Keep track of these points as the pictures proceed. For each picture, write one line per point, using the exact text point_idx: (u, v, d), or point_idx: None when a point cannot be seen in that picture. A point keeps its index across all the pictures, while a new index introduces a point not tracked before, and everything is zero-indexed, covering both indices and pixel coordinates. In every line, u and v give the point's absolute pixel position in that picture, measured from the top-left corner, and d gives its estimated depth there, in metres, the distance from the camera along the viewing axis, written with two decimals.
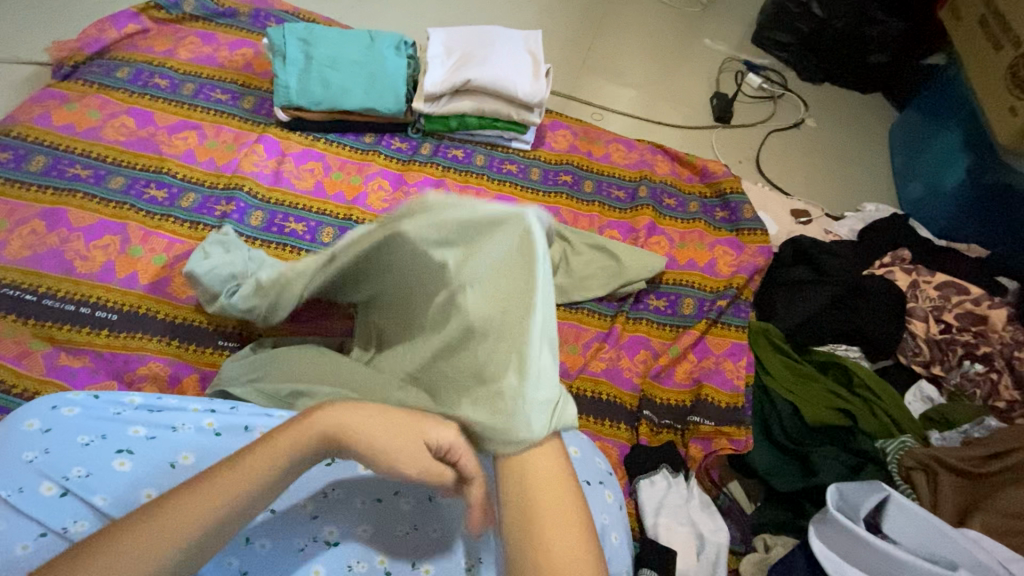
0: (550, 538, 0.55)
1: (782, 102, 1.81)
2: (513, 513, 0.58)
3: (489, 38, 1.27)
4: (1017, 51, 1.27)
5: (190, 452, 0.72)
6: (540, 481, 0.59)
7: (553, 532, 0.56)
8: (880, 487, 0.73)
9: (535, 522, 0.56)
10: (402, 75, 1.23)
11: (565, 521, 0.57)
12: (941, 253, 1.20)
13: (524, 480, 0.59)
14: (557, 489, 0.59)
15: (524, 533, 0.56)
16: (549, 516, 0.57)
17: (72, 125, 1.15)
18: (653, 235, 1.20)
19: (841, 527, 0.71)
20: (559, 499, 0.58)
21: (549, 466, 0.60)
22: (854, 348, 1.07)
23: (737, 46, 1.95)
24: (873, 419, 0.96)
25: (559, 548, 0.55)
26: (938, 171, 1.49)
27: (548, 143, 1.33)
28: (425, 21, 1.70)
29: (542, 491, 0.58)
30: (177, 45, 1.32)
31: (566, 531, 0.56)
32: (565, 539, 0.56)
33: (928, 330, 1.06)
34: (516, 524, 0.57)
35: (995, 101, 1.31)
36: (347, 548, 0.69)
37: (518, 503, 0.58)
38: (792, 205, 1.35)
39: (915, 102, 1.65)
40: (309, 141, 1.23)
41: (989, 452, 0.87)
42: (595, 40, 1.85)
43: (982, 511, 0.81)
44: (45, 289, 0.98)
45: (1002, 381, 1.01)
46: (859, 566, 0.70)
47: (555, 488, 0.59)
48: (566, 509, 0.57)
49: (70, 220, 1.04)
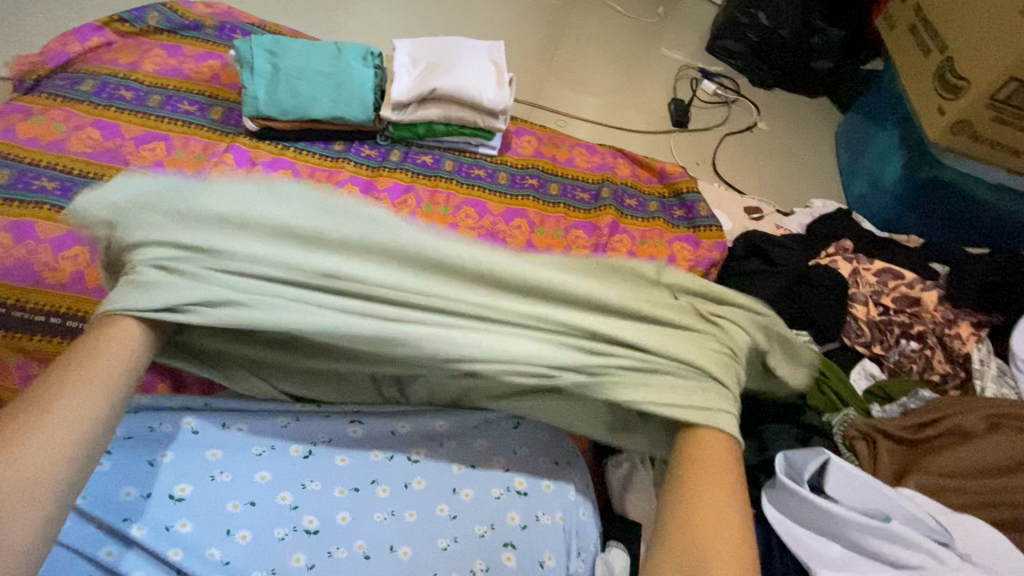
0: (699, 494, 0.63)
1: (735, 106, 1.91)
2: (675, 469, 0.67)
3: (453, 49, 1.33)
4: (944, 56, 1.37)
5: (167, 449, 0.74)
6: (699, 439, 0.68)
7: (704, 495, 0.62)
8: (822, 451, 0.80)
9: (691, 479, 0.64)
10: (369, 85, 1.27)
11: (721, 498, 0.62)
12: (882, 242, 1.29)
13: (693, 442, 0.68)
14: (720, 460, 0.65)
15: (682, 503, 0.63)
16: (702, 473, 0.64)
17: (37, 138, 1.15)
18: (616, 233, 1.25)
19: (796, 494, 0.77)
20: (720, 471, 0.64)
21: (713, 443, 0.67)
22: (805, 331, 1.13)
23: (693, 54, 2.05)
24: (820, 397, 1.03)
25: (705, 516, 0.61)
26: (879, 169, 1.59)
27: (514, 148, 1.38)
28: (391, 33, 1.75)
29: (699, 451, 0.67)
30: (142, 57, 1.33)
31: (721, 496, 0.63)
32: (714, 506, 0.62)
33: (868, 313, 1.14)
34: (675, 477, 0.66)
35: (925, 102, 1.41)
36: (327, 535, 0.72)
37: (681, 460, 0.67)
38: (746, 203, 1.44)
39: (857, 106, 1.77)
40: (279, 149, 1.25)
41: (925, 420, 0.95)
42: (558, 50, 1.93)
43: (916, 473, 0.89)
44: (14, 301, 0.98)
45: (936, 356, 1.10)
46: (805, 525, 0.77)
47: (720, 454, 0.66)
48: (722, 473, 0.64)
49: (37, 231, 1.04)
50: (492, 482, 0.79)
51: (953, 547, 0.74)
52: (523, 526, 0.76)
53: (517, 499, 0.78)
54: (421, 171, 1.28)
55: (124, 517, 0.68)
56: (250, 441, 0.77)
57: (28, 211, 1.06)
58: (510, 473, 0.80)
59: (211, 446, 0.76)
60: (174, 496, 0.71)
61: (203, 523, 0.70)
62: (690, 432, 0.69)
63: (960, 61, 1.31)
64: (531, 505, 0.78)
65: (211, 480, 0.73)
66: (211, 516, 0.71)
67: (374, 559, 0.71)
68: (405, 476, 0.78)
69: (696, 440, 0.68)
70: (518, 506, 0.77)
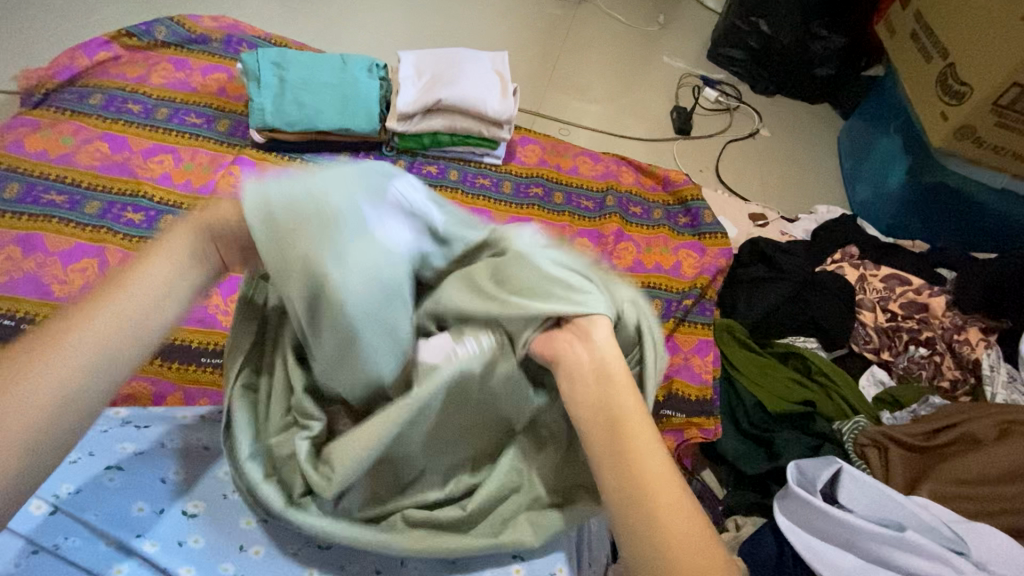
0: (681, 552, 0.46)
1: (737, 113, 1.92)
2: (609, 483, 0.51)
3: (457, 59, 1.33)
4: (946, 61, 1.37)
5: (180, 467, 0.74)
6: (601, 406, 0.54)
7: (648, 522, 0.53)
8: (833, 460, 0.81)
9: (642, 505, 0.49)
10: (375, 97, 1.28)
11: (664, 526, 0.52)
12: (889, 248, 1.28)
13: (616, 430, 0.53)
14: (664, 475, 0.50)
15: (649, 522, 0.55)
16: (660, 504, 0.49)
17: (45, 152, 1.16)
18: (621, 241, 1.26)
19: (810, 504, 0.77)
20: (679, 504, 0.49)
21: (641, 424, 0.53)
22: (812, 339, 1.15)
23: (694, 62, 2.06)
24: (830, 404, 1.04)
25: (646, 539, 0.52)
26: (883, 174, 1.59)
27: (519, 157, 1.39)
28: (395, 44, 1.76)
29: (616, 427, 0.53)
30: (150, 71, 1.35)
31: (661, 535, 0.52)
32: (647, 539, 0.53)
33: (876, 320, 1.14)
34: (620, 498, 0.50)
35: (928, 108, 1.41)
36: (339, 549, 0.72)
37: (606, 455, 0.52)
38: (749, 209, 1.44)
39: (860, 113, 1.77)
40: (285, 161, 1.26)
41: (934, 427, 0.94)
42: (560, 59, 1.94)
43: (930, 480, 0.88)
44: (23, 314, 0.97)
45: (945, 362, 1.10)
46: (818, 535, 0.78)
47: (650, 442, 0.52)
48: (679, 496, 0.49)
49: (47, 245, 1.05)
50: None
51: (968, 556, 0.74)
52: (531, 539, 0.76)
53: None
54: (426, 181, 1.29)
55: (137, 533, 0.68)
56: None
57: (35, 223, 1.06)
58: None
59: (224, 464, 0.76)
60: (186, 512, 0.71)
61: (216, 539, 0.70)
62: (601, 404, 0.55)
63: (963, 66, 1.32)
64: None
65: (224, 498, 0.73)
66: (223, 531, 0.71)
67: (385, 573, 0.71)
68: None
69: (618, 428, 0.53)
70: None
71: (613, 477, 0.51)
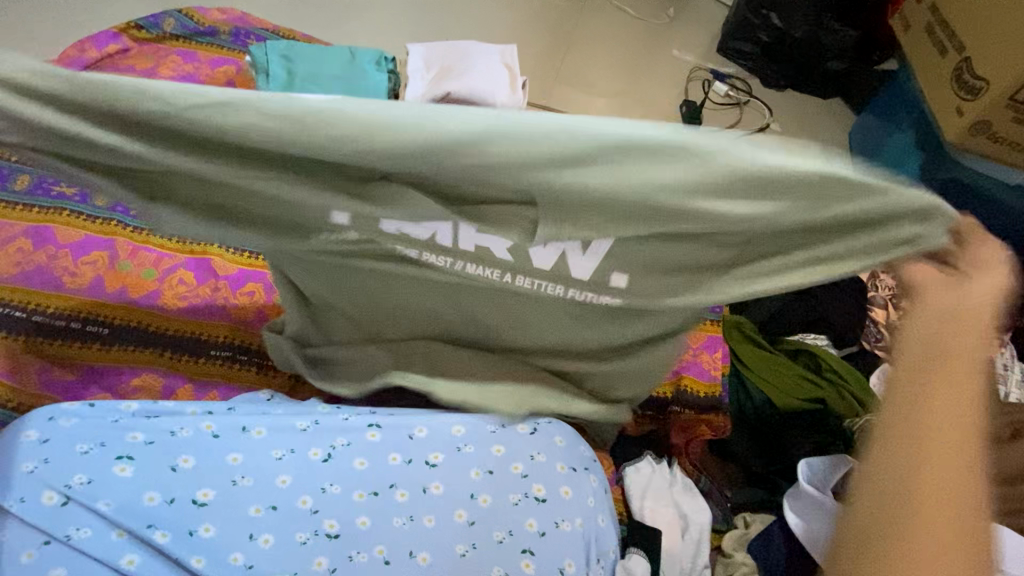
0: (935, 521, 0.45)
1: (747, 108, 1.90)
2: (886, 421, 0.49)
3: (466, 51, 1.32)
4: (962, 55, 1.35)
5: (190, 456, 0.74)
6: (930, 350, 0.50)
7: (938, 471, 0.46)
8: (846, 462, 0.83)
9: (905, 457, 0.47)
10: (383, 90, 1.27)
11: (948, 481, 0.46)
12: None
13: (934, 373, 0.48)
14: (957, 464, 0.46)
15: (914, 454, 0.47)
16: (935, 459, 0.46)
17: None
18: None
19: (822, 504, 0.79)
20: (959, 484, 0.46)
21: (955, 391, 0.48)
22: (822, 335, 1.14)
23: (703, 55, 2.04)
24: (840, 401, 1.02)
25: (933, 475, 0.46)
26: (895, 169, 1.58)
27: None
28: (403, 37, 1.75)
29: (937, 372, 0.48)
30: (159, 64, 1.34)
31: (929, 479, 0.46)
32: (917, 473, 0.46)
33: (888, 317, 1.14)
34: (888, 437, 0.48)
35: (943, 102, 1.39)
36: (349, 540, 0.72)
37: (906, 389, 0.49)
38: None
39: (873, 108, 1.75)
40: None
41: None
42: (568, 52, 1.92)
43: None
44: (34, 306, 0.97)
45: None
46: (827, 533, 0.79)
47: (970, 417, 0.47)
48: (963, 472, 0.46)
49: (58, 237, 1.04)
50: (510, 488, 0.79)
51: None
52: (541, 533, 0.76)
53: (535, 505, 0.78)
54: None
55: (148, 524, 0.69)
56: (271, 443, 0.77)
57: (45, 215, 1.06)
58: (528, 479, 0.80)
59: (233, 450, 0.76)
60: (196, 501, 0.71)
61: (227, 528, 0.70)
62: (932, 347, 0.49)
63: (979, 60, 1.29)
64: (549, 511, 0.78)
65: (235, 486, 0.73)
66: (234, 520, 0.71)
67: (394, 564, 0.71)
68: (422, 480, 0.78)
69: (937, 379, 0.48)
70: (536, 513, 0.77)
71: (894, 410, 0.49)
